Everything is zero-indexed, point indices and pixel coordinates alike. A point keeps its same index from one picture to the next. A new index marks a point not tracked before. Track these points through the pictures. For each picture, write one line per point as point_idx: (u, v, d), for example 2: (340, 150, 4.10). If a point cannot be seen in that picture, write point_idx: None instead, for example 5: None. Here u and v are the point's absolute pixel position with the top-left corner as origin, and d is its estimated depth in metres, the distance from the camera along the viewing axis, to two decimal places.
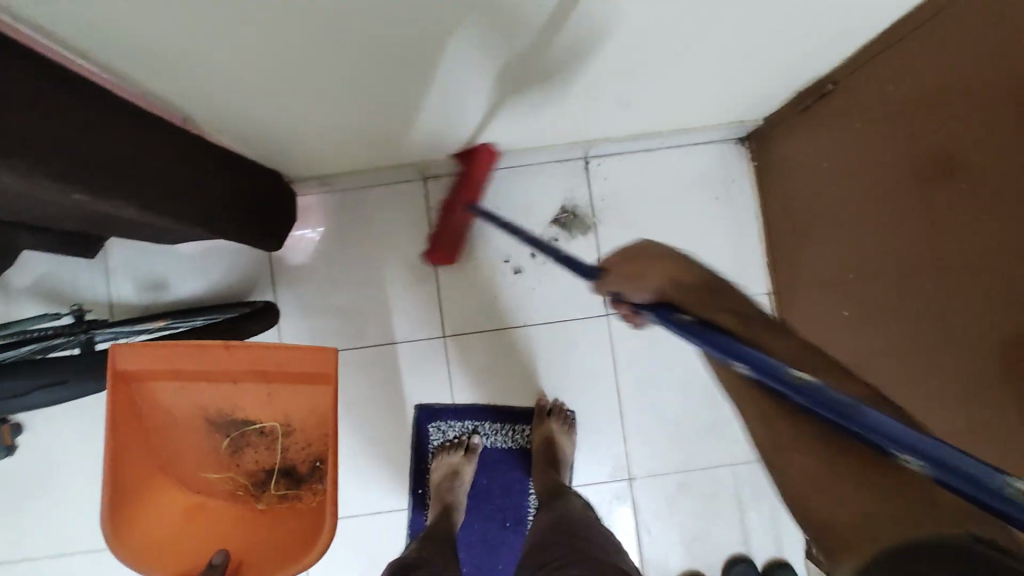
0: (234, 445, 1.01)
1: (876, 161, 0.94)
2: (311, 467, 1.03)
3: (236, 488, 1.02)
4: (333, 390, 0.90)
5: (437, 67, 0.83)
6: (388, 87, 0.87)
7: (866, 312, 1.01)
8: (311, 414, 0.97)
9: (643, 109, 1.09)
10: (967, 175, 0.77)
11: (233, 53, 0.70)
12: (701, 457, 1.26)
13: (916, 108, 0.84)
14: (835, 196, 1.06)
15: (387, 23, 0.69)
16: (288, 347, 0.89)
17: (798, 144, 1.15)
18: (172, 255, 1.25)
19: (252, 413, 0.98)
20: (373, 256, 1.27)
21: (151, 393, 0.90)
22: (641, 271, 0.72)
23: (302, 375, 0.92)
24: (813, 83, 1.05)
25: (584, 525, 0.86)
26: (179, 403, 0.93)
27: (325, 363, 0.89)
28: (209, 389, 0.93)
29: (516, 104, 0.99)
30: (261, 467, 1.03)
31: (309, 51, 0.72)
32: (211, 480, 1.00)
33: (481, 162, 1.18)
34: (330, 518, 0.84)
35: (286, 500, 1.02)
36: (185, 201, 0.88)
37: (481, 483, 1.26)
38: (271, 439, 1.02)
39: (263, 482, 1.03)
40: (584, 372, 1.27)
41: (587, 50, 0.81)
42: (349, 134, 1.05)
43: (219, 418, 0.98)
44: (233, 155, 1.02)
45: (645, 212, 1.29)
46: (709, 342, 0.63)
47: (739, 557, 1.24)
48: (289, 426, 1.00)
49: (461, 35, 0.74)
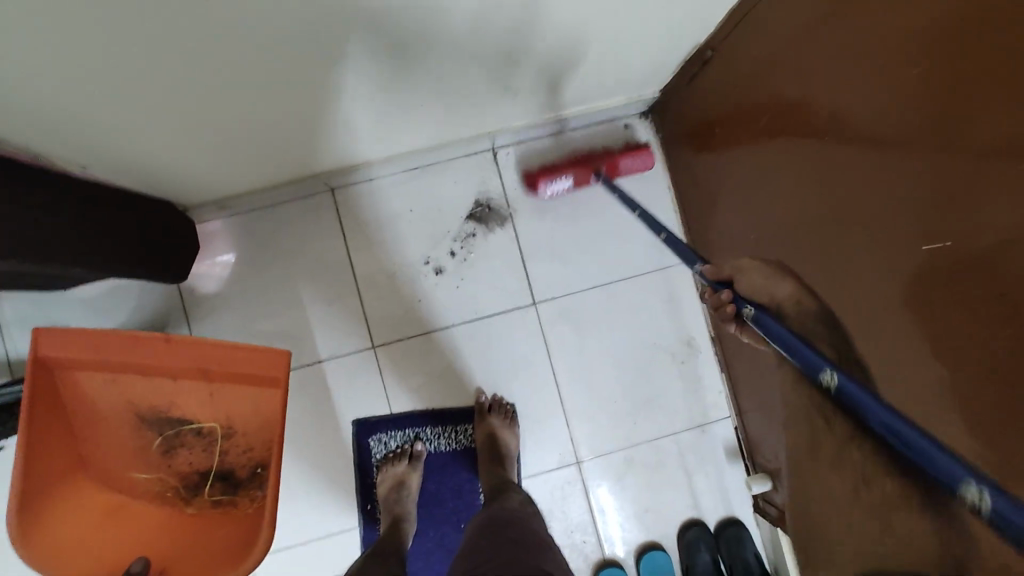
0: (166, 446, 0.95)
1: (768, 117, 0.96)
2: (250, 473, 0.97)
3: (166, 489, 0.97)
4: (282, 394, 0.87)
5: (327, 81, 0.83)
6: (280, 107, 0.87)
7: (784, 257, 1.00)
8: (253, 416, 0.92)
9: (538, 96, 1.10)
10: (849, 116, 0.79)
11: (98, 87, 0.68)
12: (646, 430, 1.28)
13: (787, 60, 0.89)
14: (735, 160, 1.09)
15: (268, 40, 0.69)
16: (233, 345, 0.85)
17: (691, 112, 1.20)
18: (72, 302, 1.18)
19: (190, 412, 0.93)
20: (288, 275, 1.23)
21: (77, 383, 0.86)
22: (765, 283, 0.96)
23: (248, 376, 0.88)
24: (694, 50, 1.10)
25: (506, 524, 0.88)
26: (108, 397, 0.89)
27: (274, 364, 0.86)
28: (145, 384, 0.89)
29: (410, 104, 0.99)
30: (195, 469, 0.97)
31: (190, 76, 0.71)
32: (138, 480, 0.95)
33: (636, 161, 1.26)
34: (267, 530, 0.80)
35: (218, 506, 0.97)
36: (63, 241, 0.84)
37: (430, 490, 1.25)
38: (209, 441, 0.96)
39: (197, 485, 0.97)
40: (518, 363, 1.27)
41: (478, 41, 0.84)
42: (252, 157, 1.03)
43: (152, 414, 0.92)
44: (119, 192, 0.98)
45: (560, 196, 1.29)
46: (809, 361, 0.68)
47: (692, 520, 1.27)
48: (231, 429, 0.95)
49: (351, 46, 0.76)
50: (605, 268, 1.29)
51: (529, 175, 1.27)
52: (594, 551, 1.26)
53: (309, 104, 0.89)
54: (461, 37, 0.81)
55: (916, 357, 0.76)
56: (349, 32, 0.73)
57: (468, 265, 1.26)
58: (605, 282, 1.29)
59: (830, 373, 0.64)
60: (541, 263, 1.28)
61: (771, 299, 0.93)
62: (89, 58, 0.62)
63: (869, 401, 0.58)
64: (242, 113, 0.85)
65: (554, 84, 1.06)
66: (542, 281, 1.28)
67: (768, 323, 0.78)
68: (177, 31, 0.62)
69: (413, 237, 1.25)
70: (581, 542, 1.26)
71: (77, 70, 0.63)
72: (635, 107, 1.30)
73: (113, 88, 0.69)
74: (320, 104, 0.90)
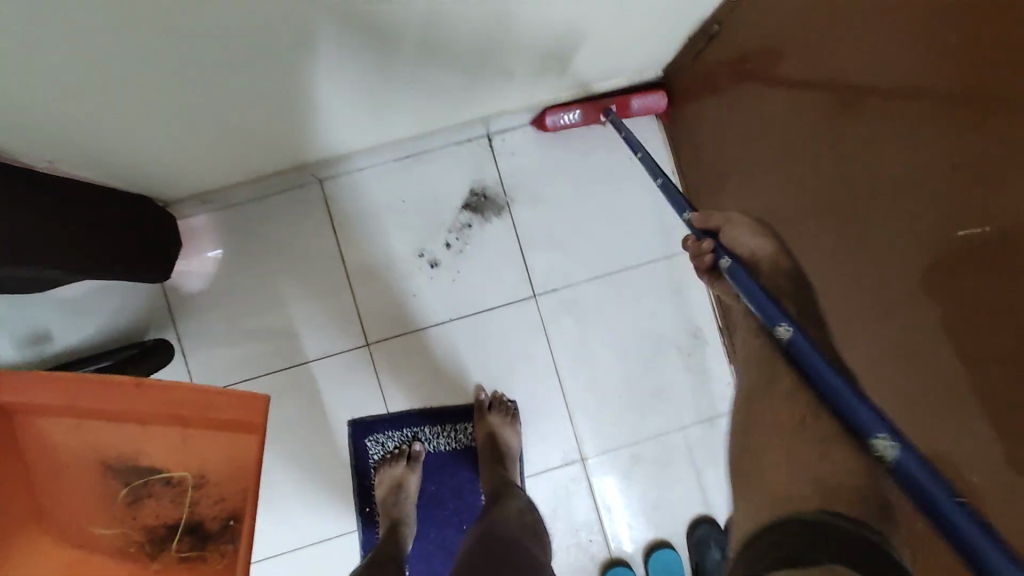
0: (132, 496, 0.85)
1: (780, 97, 0.91)
2: (221, 526, 0.85)
3: (128, 545, 0.86)
4: (258, 438, 0.78)
5: (304, 61, 0.78)
6: (256, 92, 0.81)
7: (796, 245, 0.95)
8: (226, 464, 0.82)
9: (535, 78, 1.04)
10: (870, 93, 0.73)
11: (55, 72, 0.62)
12: (651, 426, 1.24)
13: (800, 37, 0.83)
14: (745, 140, 1.03)
15: (237, 15, 0.64)
16: (206, 386, 0.76)
17: (696, 93, 1.14)
18: (53, 303, 1.13)
19: (160, 459, 0.84)
20: (276, 272, 1.18)
21: (37, 429, 0.80)
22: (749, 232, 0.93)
23: (219, 420, 0.78)
24: (700, 25, 1.04)
25: (503, 542, 0.84)
26: (72, 442, 0.82)
27: (250, 411, 0.77)
28: (110, 429, 0.81)
29: (397, 87, 0.94)
30: (162, 522, 0.86)
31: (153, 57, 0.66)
32: (100, 534, 0.86)
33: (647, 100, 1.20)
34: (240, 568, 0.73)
35: (186, 563, 0.85)
36: (37, 244, 0.79)
37: (430, 490, 1.21)
38: (178, 492, 0.85)
39: (162, 540, 0.86)
40: (520, 359, 1.22)
41: (467, 17, 0.77)
42: (233, 148, 0.97)
43: (119, 462, 0.83)
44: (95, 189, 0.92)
45: (558, 183, 1.23)
46: (767, 310, 0.73)
47: (701, 517, 1.23)
48: (202, 478, 0.85)
49: (327, 20, 0.70)
50: (607, 257, 1.24)
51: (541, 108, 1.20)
52: (600, 550, 1.22)
53: (287, 87, 0.83)
54: (447, 13, 0.76)
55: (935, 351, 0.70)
56: (325, 5, 0.67)
57: (465, 257, 1.21)
58: (606, 273, 1.24)
59: (785, 326, 0.71)
60: (540, 254, 1.22)
61: (750, 253, 0.91)
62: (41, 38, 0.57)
63: (814, 356, 0.67)
64: (216, 98, 0.80)
65: (551, 64, 1.00)
66: (541, 273, 1.22)
67: (738, 275, 0.80)
68: (135, 3, 0.57)
69: (405, 229, 1.20)
70: (587, 541, 1.21)
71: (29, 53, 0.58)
72: (638, 87, 1.24)
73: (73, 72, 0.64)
74: (299, 87, 0.84)
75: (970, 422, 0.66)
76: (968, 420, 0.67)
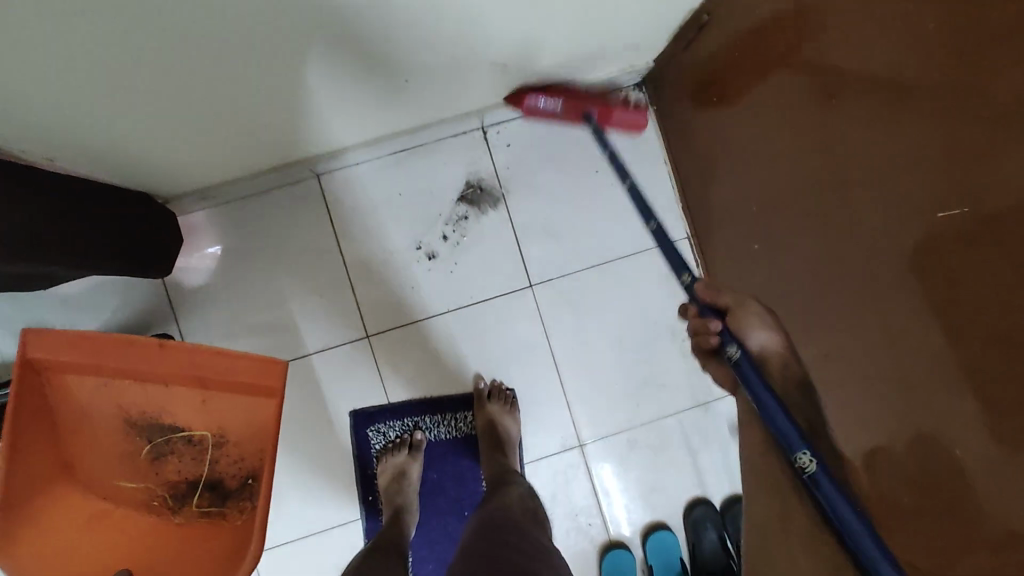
0: (156, 453, 0.94)
1: (770, 85, 0.93)
2: (240, 483, 0.96)
3: (151, 498, 0.95)
4: (274, 403, 0.85)
5: (303, 56, 0.79)
6: (254, 87, 0.83)
7: (787, 231, 0.97)
8: (245, 425, 0.91)
9: (529, 71, 1.06)
10: (856, 81, 0.76)
11: (57, 67, 0.64)
12: (647, 411, 1.26)
13: (789, 25, 0.85)
14: (736, 128, 1.05)
15: (237, 11, 0.65)
16: (229, 353, 0.83)
17: (688, 82, 1.15)
18: (54, 300, 1.14)
19: (182, 420, 0.92)
20: (275, 267, 1.20)
21: (68, 387, 0.85)
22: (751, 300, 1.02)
23: (237, 383, 0.85)
24: (691, 16, 1.05)
25: (505, 527, 0.86)
26: (99, 401, 0.88)
27: (269, 375, 0.83)
28: (136, 389, 0.88)
29: (394, 83, 0.96)
30: (184, 478, 0.96)
31: (150, 52, 0.67)
32: (125, 487, 0.94)
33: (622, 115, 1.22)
34: (258, 527, 0.79)
35: (206, 515, 0.95)
36: (42, 238, 0.80)
37: (431, 479, 1.23)
38: (199, 450, 0.95)
39: (185, 494, 0.96)
40: (519, 348, 1.24)
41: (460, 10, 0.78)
42: (231, 143, 0.98)
43: (142, 420, 0.91)
44: (96, 186, 0.94)
45: (552, 175, 1.25)
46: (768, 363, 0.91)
47: (697, 499, 1.26)
48: (222, 438, 0.94)
49: (323, 14, 0.71)
50: (602, 247, 1.26)
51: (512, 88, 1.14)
52: (599, 534, 1.24)
53: (285, 82, 0.85)
54: (441, 6, 0.77)
55: (921, 329, 0.73)
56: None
57: (462, 249, 1.23)
58: (602, 262, 1.26)
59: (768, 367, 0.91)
60: (536, 245, 1.24)
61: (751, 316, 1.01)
62: (46, 33, 0.58)
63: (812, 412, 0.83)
64: (216, 93, 0.81)
65: (545, 56, 1.02)
66: (538, 264, 1.24)
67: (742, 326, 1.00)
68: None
69: (402, 222, 1.22)
70: (587, 525, 1.24)
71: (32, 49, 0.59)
72: (631, 78, 1.25)
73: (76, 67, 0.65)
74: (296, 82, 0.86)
75: (957, 398, 0.69)
76: (951, 393, 0.70)
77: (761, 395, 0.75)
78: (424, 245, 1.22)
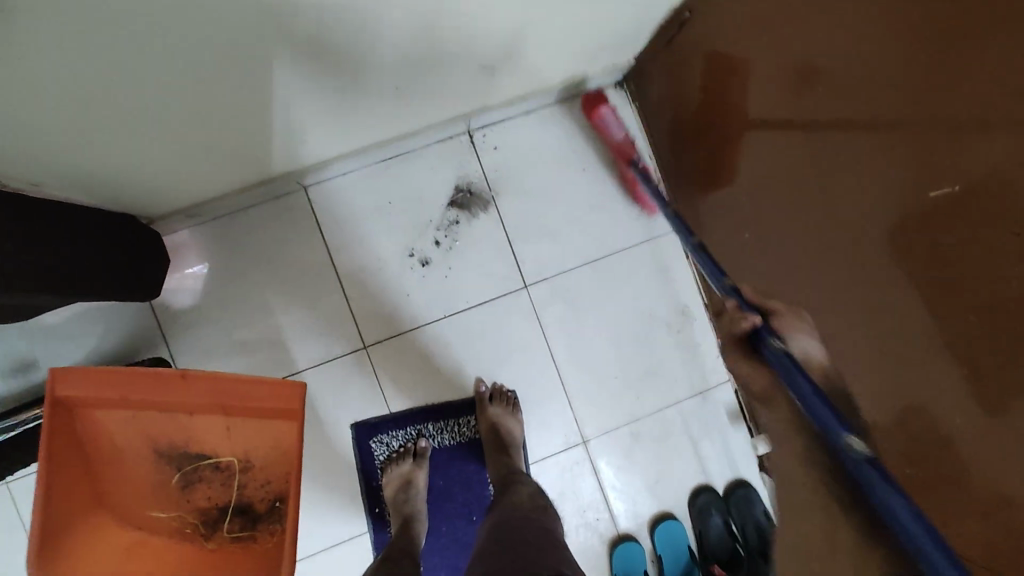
0: (185, 481, 0.92)
1: (751, 77, 0.95)
2: (270, 506, 0.95)
3: (184, 526, 0.93)
4: (298, 425, 0.82)
5: (281, 58, 0.78)
6: (237, 91, 0.82)
7: (775, 221, 1.00)
8: (272, 450, 0.89)
9: (512, 73, 1.07)
10: (834, 72, 0.79)
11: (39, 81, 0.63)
12: (648, 404, 1.28)
13: (768, 22, 0.87)
14: (718, 122, 1.07)
15: (224, 8, 0.64)
16: (245, 379, 0.80)
17: (670, 79, 1.17)
18: (37, 332, 1.11)
19: (209, 446, 0.89)
20: (263, 281, 1.18)
21: (96, 421, 0.82)
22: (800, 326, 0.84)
23: (262, 409, 0.82)
24: (672, 13, 1.07)
25: (519, 523, 0.86)
26: (127, 434, 0.85)
27: (288, 399, 0.81)
28: (163, 418, 0.84)
29: (383, 89, 0.96)
30: (214, 504, 0.94)
31: (134, 60, 0.66)
32: (157, 517, 0.92)
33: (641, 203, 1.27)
34: (288, 557, 0.77)
35: (239, 541, 0.94)
36: (32, 269, 0.78)
37: (439, 485, 1.22)
38: (227, 476, 0.93)
39: (216, 521, 0.95)
40: (517, 348, 1.24)
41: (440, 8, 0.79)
42: (214, 156, 0.96)
43: (171, 450, 0.88)
44: (71, 209, 0.90)
45: (541, 175, 1.26)
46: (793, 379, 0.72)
47: (701, 487, 1.28)
48: (249, 462, 0.92)
49: (303, 16, 0.71)
50: (593, 244, 1.27)
51: (592, 102, 1.23)
52: (607, 528, 1.25)
53: (272, 87, 0.84)
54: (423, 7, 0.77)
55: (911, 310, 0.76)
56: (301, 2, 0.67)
57: (456, 253, 1.23)
58: (595, 258, 1.27)
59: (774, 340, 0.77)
60: (529, 246, 1.25)
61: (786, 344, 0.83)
62: (17, 41, 0.55)
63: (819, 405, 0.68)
64: (197, 99, 0.79)
65: (528, 57, 1.03)
66: (531, 264, 1.25)
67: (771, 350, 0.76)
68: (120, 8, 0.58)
69: (392, 231, 1.21)
70: (595, 520, 1.25)
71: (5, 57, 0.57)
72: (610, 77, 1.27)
73: (54, 79, 0.64)
74: (276, 86, 0.84)
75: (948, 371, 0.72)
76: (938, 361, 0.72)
77: (805, 389, 0.70)
78: (416, 251, 1.21)
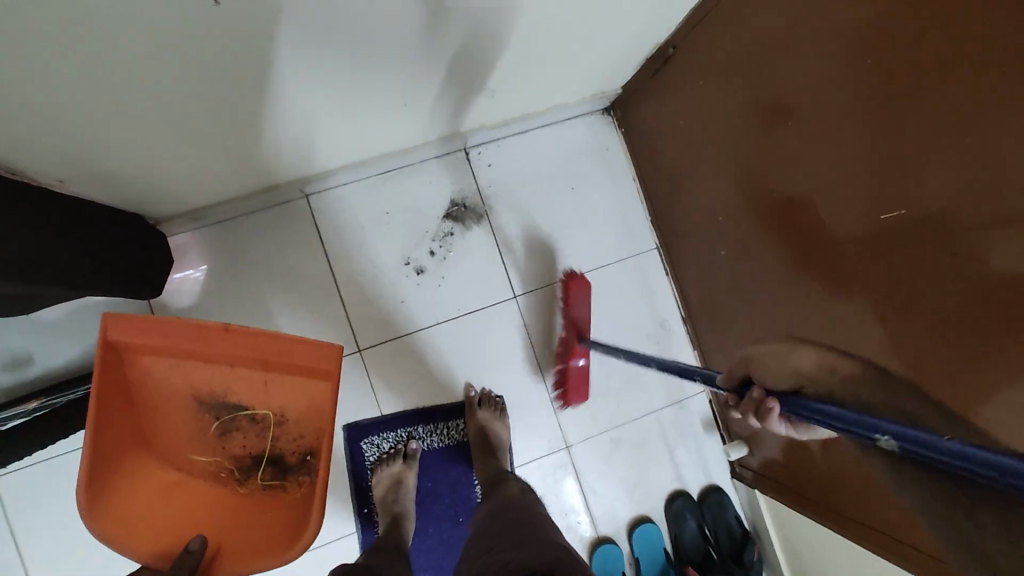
0: (222, 429, 0.95)
1: (725, 109, 1.05)
2: (301, 459, 0.97)
3: (220, 471, 0.97)
4: (334, 385, 0.85)
5: (298, 72, 0.84)
6: (253, 100, 0.87)
7: (747, 239, 1.09)
8: (306, 406, 0.91)
9: (507, 93, 1.15)
10: (798, 111, 0.89)
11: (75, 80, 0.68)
12: (628, 411, 1.35)
13: (742, 60, 0.97)
14: (696, 150, 1.16)
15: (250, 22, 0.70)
16: (288, 337, 0.83)
17: (653, 108, 1.26)
18: (34, 327, 1.13)
19: (246, 399, 0.92)
20: (262, 285, 1.22)
21: (143, 367, 0.86)
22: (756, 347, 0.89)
23: (301, 368, 0.86)
24: (657, 48, 1.17)
25: (514, 509, 0.91)
26: (172, 381, 0.88)
27: (324, 360, 0.84)
28: (204, 369, 0.87)
29: (388, 103, 1.02)
30: (248, 452, 0.96)
31: (164, 66, 0.71)
32: (196, 461, 0.95)
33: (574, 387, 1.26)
34: (316, 515, 0.82)
35: (269, 489, 0.97)
36: (50, 259, 0.81)
37: (426, 487, 1.26)
38: (262, 427, 0.95)
39: (249, 468, 0.97)
40: (505, 354, 1.30)
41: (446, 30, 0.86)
42: (222, 161, 1.01)
43: (210, 398, 0.91)
44: (79, 201, 0.92)
45: (533, 192, 1.34)
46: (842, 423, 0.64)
47: (677, 491, 1.35)
48: (283, 416, 0.94)
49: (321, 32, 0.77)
50: (579, 256, 1.35)
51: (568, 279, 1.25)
52: (587, 531, 1.30)
53: (286, 98, 0.90)
54: (431, 29, 0.84)
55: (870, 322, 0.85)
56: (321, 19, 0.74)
57: (449, 262, 1.29)
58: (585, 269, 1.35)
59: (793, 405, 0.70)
60: (520, 258, 1.32)
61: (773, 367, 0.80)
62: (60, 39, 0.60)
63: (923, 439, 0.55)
64: (214, 104, 0.84)
65: (522, 79, 1.11)
66: (522, 276, 1.32)
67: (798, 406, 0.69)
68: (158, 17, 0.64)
69: (391, 240, 1.26)
70: (576, 523, 1.30)
71: (38, 50, 0.61)
72: (598, 103, 1.36)
73: (89, 79, 0.68)
74: (290, 97, 0.90)
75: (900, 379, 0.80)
76: (907, 353, 0.81)
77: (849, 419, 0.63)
78: (410, 260, 1.27)
